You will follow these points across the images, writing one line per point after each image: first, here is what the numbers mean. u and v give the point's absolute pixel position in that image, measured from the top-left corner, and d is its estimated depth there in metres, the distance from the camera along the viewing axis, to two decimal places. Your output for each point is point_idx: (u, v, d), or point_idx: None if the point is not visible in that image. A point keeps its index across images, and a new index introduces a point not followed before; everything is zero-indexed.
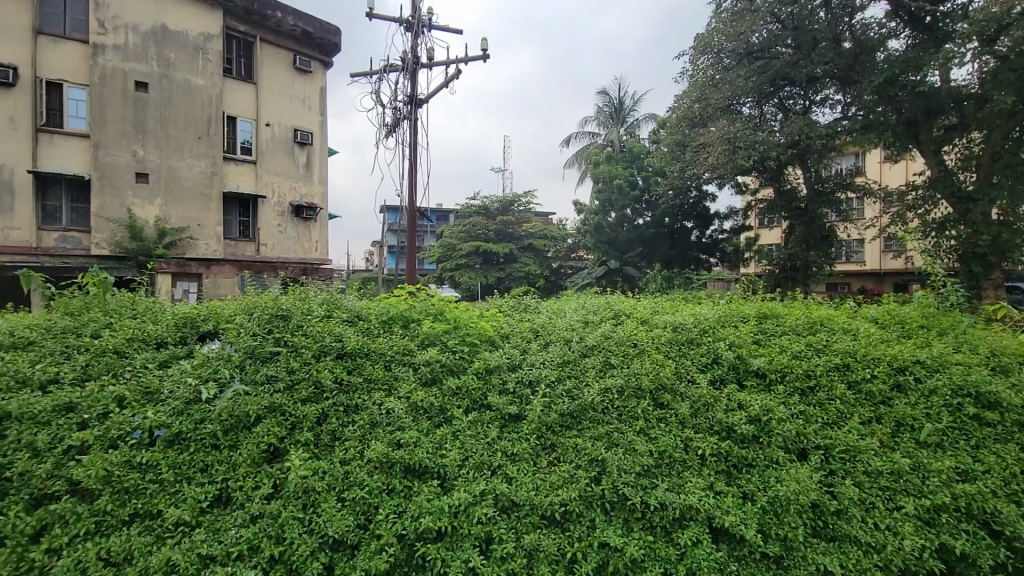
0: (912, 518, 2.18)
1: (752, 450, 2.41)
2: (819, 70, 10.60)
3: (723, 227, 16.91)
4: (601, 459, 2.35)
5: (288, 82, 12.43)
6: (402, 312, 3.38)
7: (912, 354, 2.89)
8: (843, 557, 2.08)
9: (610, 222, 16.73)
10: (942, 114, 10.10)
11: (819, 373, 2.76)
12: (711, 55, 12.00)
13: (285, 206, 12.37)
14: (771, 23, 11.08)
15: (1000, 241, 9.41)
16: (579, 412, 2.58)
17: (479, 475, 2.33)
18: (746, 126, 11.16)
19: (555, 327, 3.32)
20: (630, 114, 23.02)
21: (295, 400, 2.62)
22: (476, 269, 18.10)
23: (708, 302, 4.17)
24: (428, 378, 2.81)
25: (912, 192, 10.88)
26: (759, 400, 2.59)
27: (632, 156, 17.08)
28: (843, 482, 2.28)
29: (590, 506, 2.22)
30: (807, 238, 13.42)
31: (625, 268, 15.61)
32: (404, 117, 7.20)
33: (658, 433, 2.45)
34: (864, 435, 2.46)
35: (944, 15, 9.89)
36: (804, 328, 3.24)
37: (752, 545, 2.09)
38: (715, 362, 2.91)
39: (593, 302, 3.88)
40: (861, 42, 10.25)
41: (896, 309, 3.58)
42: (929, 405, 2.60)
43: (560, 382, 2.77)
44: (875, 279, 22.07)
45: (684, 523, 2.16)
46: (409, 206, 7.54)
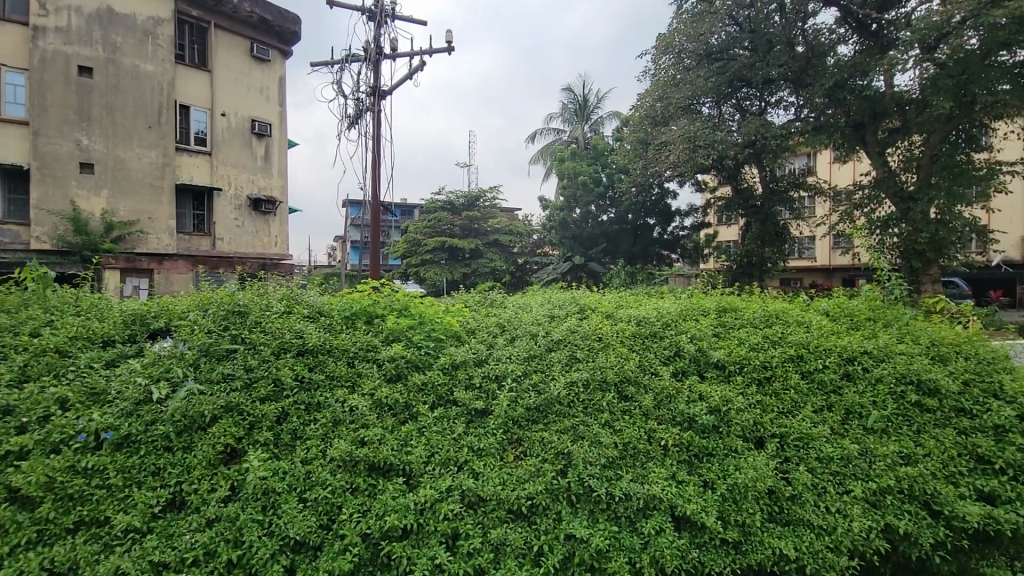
0: (860, 500, 2.29)
1: (712, 439, 2.47)
2: (774, 72, 11.02)
3: (683, 224, 17.35)
4: (567, 452, 2.36)
5: (244, 70, 11.94)
6: (365, 308, 3.29)
7: (860, 345, 3.03)
8: (797, 540, 2.17)
9: (575, 218, 16.93)
10: (887, 118, 10.68)
11: (775, 365, 2.86)
12: (672, 55, 12.15)
13: (242, 199, 11.92)
14: (729, 25, 11.39)
15: (938, 238, 10.05)
16: (546, 406, 2.58)
17: (446, 471, 2.31)
18: (705, 126, 11.47)
19: (521, 322, 3.31)
20: (595, 111, 23.29)
21: (252, 399, 2.53)
22: (441, 265, 17.95)
23: (670, 296, 4.25)
24: (392, 375, 2.76)
25: (859, 192, 11.44)
26: (719, 391, 2.67)
27: (596, 153, 17.30)
28: (797, 468, 2.37)
29: (556, 499, 2.23)
30: (762, 235, 13.94)
31: (589, 264, 15.84)
32: (366, 109, 7.02)
33: (624, 425, 2.48)
34: (816, 423, 2.57)
35: (889, 23, 10.41)
36: (760, 320, 3.36)
37: (713, 532, 2.16)
38: (677, 354, 2.98)
39: (558, 297, 3.90)
40: (813, 47, 10.79)
41: (846, 303, 3.74)
42: (876, 393, 2.72)
43: (526, 377, 2.77)
44: (825, 275, 23.18)
45: (648, 512, 2.20)
46: (373, 201, 7.36)
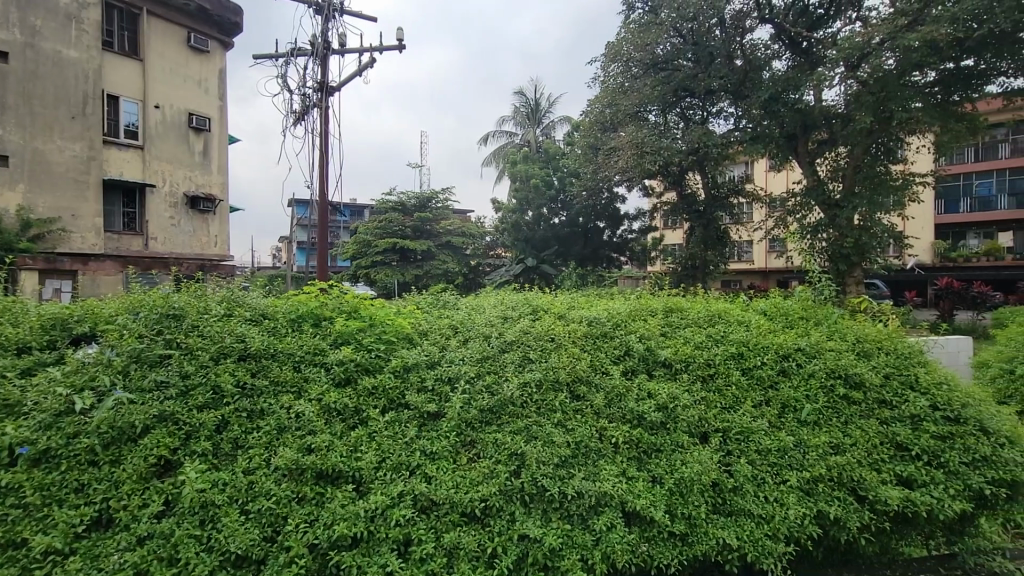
0: (796, 489, 2.43)
1: (660, 436, 2.54)
2: (715, 83, 11.60)
3: (632, 227, 17.89)
4: (520, 453, 2.36)
5: (180, 61, 11.29)
6: (312, 310, 3.18)
7: (795, 342, 3.19)
8: (738, 530, 2.28)
9: (528, 220, 17.10)
10: (816, 130, 11.45)
11: (718, 363, 2.98)
12: (621, 63, 12.37)
13: (178, 196, 11.26)
14: (674, 37, 11.75)
15: (861, 243, 10.84)
16: (499, 407, 2.57)
17: (398, 476, 2.26)
18: (652, 133, 11.88)
19: (475, 323, 3.29)
20: (546, 115, 23.66)
21: (189, 408, 2.39)
22: (392, 267, 17.61)
23: (620, 297, 4.35)
24: (341, 379, 2.68)
25: (792, 199, 12.18)
26: (667, 389, 2.74)
27: (547, 156, 17.59)
28: (738, 461, 2.48)
29: (510, 500, 2.24)
30: (705, 239, 14.57)
31: (542, 266, 16.04)
32: (313, 105, 6.80)
33: (575, 424, 2.51)
34: (756, 417, 2.70)
35: (817, 42, 11.19)
36: (704, 320, 3.49)
37: (660, 525, 2.23)
38: (627, 353, 3.04)
39: (511, 298, 3.91)
40: (750, 61, 11.41)
41: (781, 303, 3.96)
42: (808, 388, 2.89)
43: (479, 378, 2.74)
44: (762, 277, 24.56)
45: (599, 509, 2.24)
46: (320, 200, 7.12)
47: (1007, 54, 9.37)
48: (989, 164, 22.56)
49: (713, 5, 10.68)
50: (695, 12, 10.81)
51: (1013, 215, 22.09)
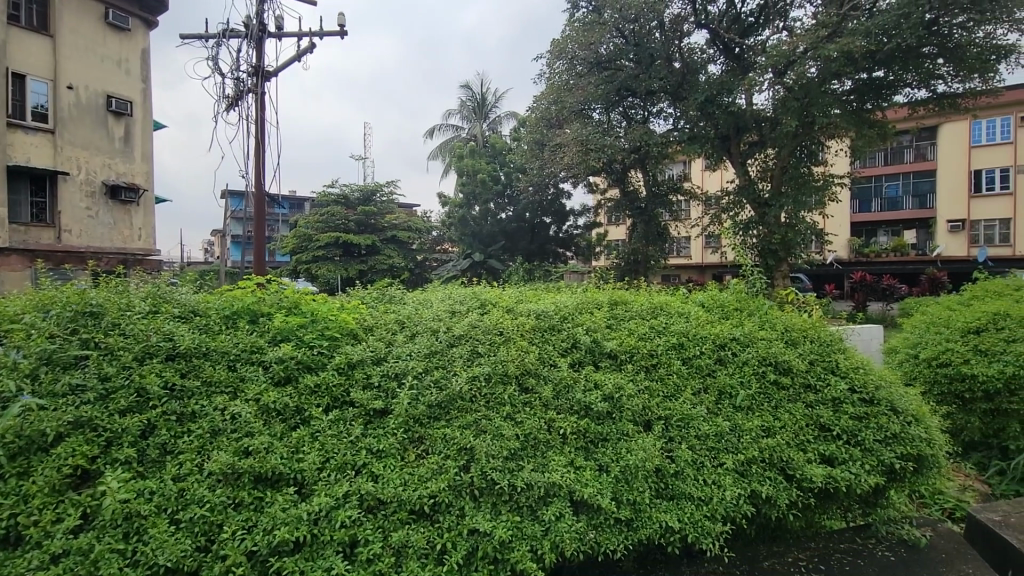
0: (731, 471, 2.56)
1: (607, 425, 2.59)
2: (655, 84, 12.03)
3: (577, 223, 18.27)
4: (469, 447, 2.34)
5: (97, 39, 10.42)
6: (248, 306, 3.01)
7: (730, 332, 3.32)
8: (680, 512, 2.39)
9: (474, 215, 17.06)
10: (747, 132, 12.12)
11: (660, 353, 3.06)
12: (565, 61, 12.56)
13: (95, 185, 10.40)
14: (616, 37, 12.05)
15: (787, 239, 11.56)
16: (447, 402, 2.51)
17: (343, 476, 2.19)
18: (596, 131, 12.21)
19: (422, 317, 3.19)
20: (492, 110, 23.71)
21: (110, 412, 2.21)
22: (335, 262, 17.04)
23: (566, 291, 4.41)
24: (281, 378, 2.56)
25: (726, 197, 12.82)
26: (612, 379, 2.79)
27: (494, 151, 17.66)
28: (679, 446, 2.58)
29: (459, 495, 2.22)
30: (646, 235, 15.10)
31: (489, 261, 16.08)
32: (248, 90, 6.43)
33: (524, 416, 2.51)
34: (696, 404, 2.80)
35: (749, 49, 11.82)
36: (647, 311, 3.57)
37: (607, 512, 2.29)
38: (574, 346, 3.06)
39: (459, 292, 3.84)
40: (688, 64, 11.94)
41: (718, 295, 4.14)
42: (742, 374, 3.03)
43: (427, 373, 2.66)
44: (699, 272, 25.79)
45: (548, 500, 2.27)
46: (256, 191, 6.75)
47: (912, 66, 10.24)
48: (896, 168, 24.68)
49: (654, 9, 11.02)
50: (636, 13, 11.10)
51: (916, 215, 24.30)
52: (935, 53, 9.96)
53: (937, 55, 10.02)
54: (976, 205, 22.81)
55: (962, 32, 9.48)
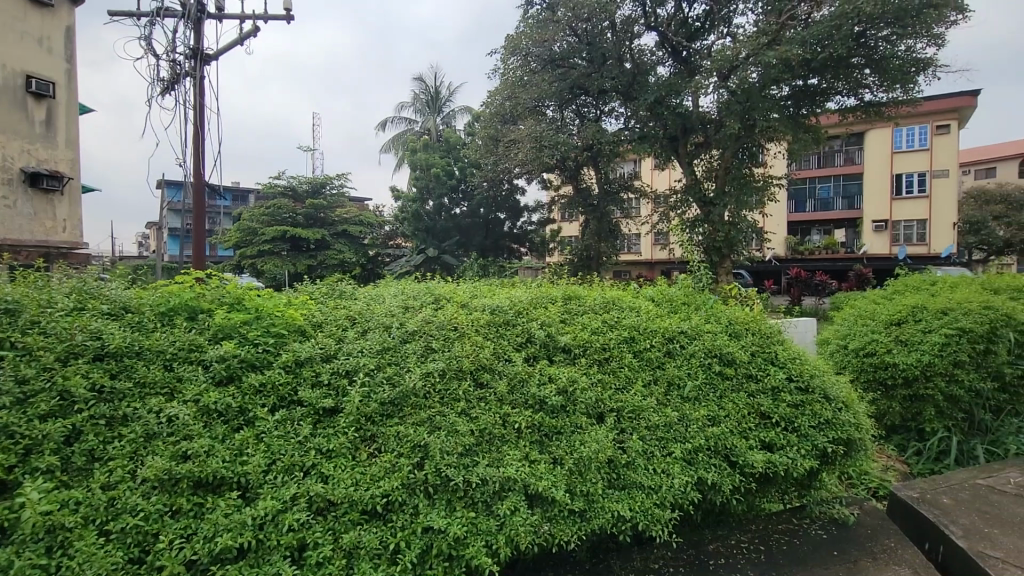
0: (680, 460, 2.64)
1: (561, 418, 2.60)
2: (607, 83, 12.26)
3: (531, 219, 18.47)
4: (424, 444, 2.30)
5: (17, 13, 9.56)
6: (187, 302, 2.84)
7: (678, 325, 3.42)
8: (631, 501, 2.45)
9: (428, 210, 16.90)
10: (694, 133, 12.59)
11: (612, 347, 3.10)
12: (519, 57, 12.67)
13: (12, 172, 9.53)
14: (569, 36, 12.18)
15: (730, 237, 12.12)
16: (401, 399, 2.46)
17: (290, 478, 2.12)
18: (550, 128, 12.42)
19: (374, 313, 3.10)
20: (446, 104, 23.55)
21: (28, 418, 2.03)
22: (282, 257, 16.42)
23: (521, 286, 4.45)
24: (222, 377, 2.43)
25: (675, 196, 13.27)
26: (566, 372, 2.81)
27: (448, 146, 17.60)
28: (631, 437, 2.64)
29: (413, 493, 2.18)
30: (599, 231, 15.45)
31: (443, 256, 15.87)
32: (186, 74, 6.05)
33: (479, 411, 2.48)
34: (646, 396, 2.86)
35: (695, 52, 12.23)
36: (600, 306, 3.61)
37: (561, 504, 2.31)
38: (529, 340, 3.04)
39: (414, 288, 3.76)
40: (638, 65, 12.21)
41: (667, 290, 4.27)
42: (690, 366, 3.12)
43: (379, 370, 2.59)
44: (649, 268, 26.70)
45: (503, 494, 2.27)
46: (195, 181, 6.38)
47: (842, 75, 10.87)
48: (827, 171, 26.34)
49: (605, 9, 11.20)
50: (589, 13, 11.25)
51: (844, 215, 26.12)
52: (863, 63, 10.61)
53: (864, 66, 10.67)
54: (898, 206, 24.53)
55: (886, 44, 10.15)
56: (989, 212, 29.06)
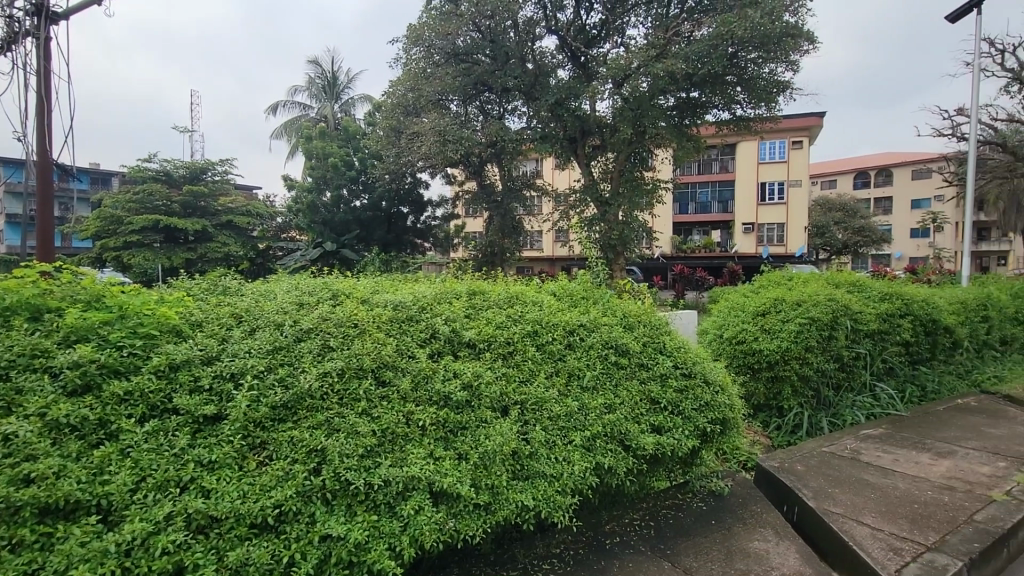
0: (580, 447, 2.76)
1: (466, 414, 2.58)
2: (509, 82, 12.49)
3: (435, 214, 18.36)
4: (321, 449, 2.18)
5: None
6: (28, 300, 2.42)
7: (577, 319, 3.54)
8: (534, 491, 2.51)
9: (325, 202, 16.02)
10: (591, 135, 13.25)
11: (516, 340, 3.12)
12: (422, 48, 12.59)
13: None
14: (472, 31, 12.22)
15: (624, 237, 12.89)
16: (294, 402, 2.29)
17: (164, 496, 1.90)
18: (454, 123, 12.35)
19: (263, 310, 2.83)
20: (344, 91, 22.59)
21: None
22: (154, 250, 14.64)
23: (424, 282, 4.36)
24: (77, 388, 2.10)
25: (574, 195, 13.85)
26: (470, 367, 2.78)
27: (347, 135, 16.96)
28: (534, 429, 2.70)
29: (308, 501, 2.06)
30: (502, 228, 15.74)
31: (342, 250, 15.13)
32: (26, 33, 5.15)
33: (381, 411, 2.38)
34: (548, 387, 2.94)
35: (593, 59, 12.90)
36: (504, 301, 3.58)
37: (466, 499, 2.31)
38: (433, 336, 2.95)
39: (308, 283, 3.51)
40: (540, 66, 12.53)
41: (567, 284, 4.42)
42: (589, 357, 3.26)
43: (270, 372, 2.40)
44: (550, 264, 27.79)
45: (407, 494, 2.22)
46: (39, 160, 5.45)
47: (719, 91, 11.96)
48: (706, 177, 29.03)
49: (509, 8, 11.36)
50: (492, 10, 11.35)
51: (720, 218, 28.88)
52: (735, 82, 11.76)
53: (736, 84, 11.84)
54: (763, 211, 27.84)
55: (754, 66, 11.32)
56: (832, 218, 33.93)
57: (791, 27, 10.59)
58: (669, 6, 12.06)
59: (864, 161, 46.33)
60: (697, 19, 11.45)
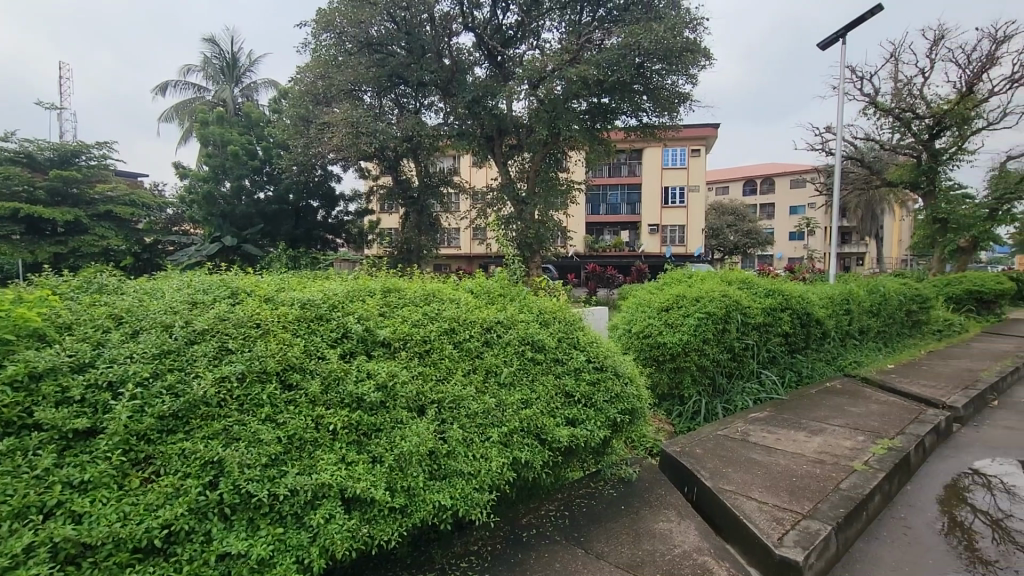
0: (497, 443, 2.77)
1: (380, 416, 2.49)
2: (425, 77, 12.33)
3: (347, 209, 17.77)
4: (217, 460, 2.00)
5: None
6: None
7: (495, 316, 3.55)
8: (451, 490, 2.48)
9: (223, 192, 14.77)
10: (507, 135, 13.44)
11: (433, 338, 3.05)
12: (333, 34, 12.07)
13: None
14: (387, 21, 11.91)
15: (539, 236, 13.19)
16: (187, 411, 2.08)
17: (22, 526, 1.66)
18: (367, 115, 11.94)
19: (148, 310, 2.54)
20: (246, 74, 21.11)
21: None
22: (12, 242, 12.68)
23: (334, 279, 4.15)
24: None
25: (491, 193, 13.97)
26: (386, 367, 2.68)
27: (250, 121, 16.04)
28: (451, 427, 2.66)
29: (203, 518, 1.90)
30: (419, 224, 15.55)
31: (245, 245, 14.03)
32: None
33: (287, 416, 2.24)
34: (466, 385, 2.91)
35: (509, 59, 13.05)
36: (420, 299, 3.50)
37: (381, 504, 2.23)
38: (344, 336, 2.81)
39: (202, 280, 3.21)
40: (456, 62, 12.46)
41: (484, 282, 4.42)
42: (506, 354, 3.28)
43: (157, 379, 2.15)
44: (467, 262, 27.86)
45: (316, 503, 2.11)
46: None
47: (627, 98, 12.57)
48: (616, 180, 30.53)
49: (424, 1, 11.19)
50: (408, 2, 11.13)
51: (628, 220, 30.51)
52: (641, 90, 12.43)
53: (643, 93, 12.52)
54: (666, 213, 29.77)
55: (658, 77, 12.03)
56: (725, 222, 37.13)
57: (691, 43, 11.36)
58: (581, 14, 12.60)
59: (752, 170, 51.18)
60: (607, 28, 11.92)
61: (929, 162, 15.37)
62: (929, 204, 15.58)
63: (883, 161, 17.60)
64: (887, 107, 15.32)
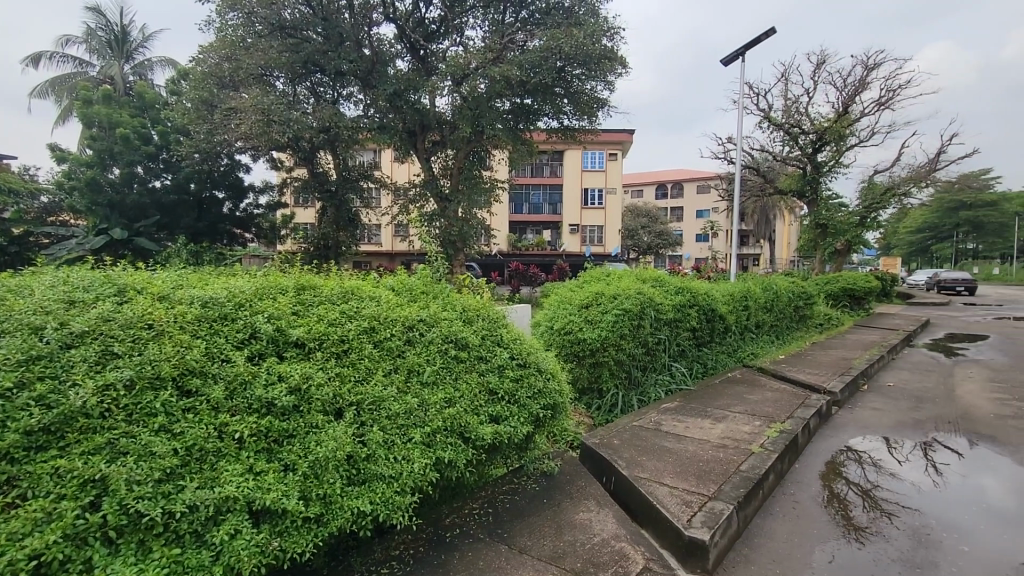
0: (419, 444, 2.70)
1: (293, 421, 2.34)
2: (343, 66, 11.83)
3: (257, 202, 16.79)
4: (100, 478, 1.79)
5: None
6: None
7: (417, 314, 3.45)
8: (371, 494, 2.40)
9: (111, 179, 13.17)
10: (430, 131, 13.26)
11: (351, 338, 2.92)
12: (240, 13, 11.38)
13: None
14: (301, 4, 11.30)
15: (463, 233, 13.13)
16: (62, 426, 1.84)
17: None
18: (280, 102, 11.22)
19: (10, 310, 2.20)
20: (138, 50, 19.12)
21: None
22: None
23: (241, 276, 3.86)
24: None
25: (413, 189, 13.71)
26: (299, 369, 2.52)
27: (143, 103, 14.59)
28: (371, 429, 2.56)
29: (82, 545, 1.69)
30: (336, 219, 14.95)
31: (137, 239, 12.69)
32: None
33: (185, 426, 2.05)
34: (387, 385, 2.82)
35: (431, 54, 12.88)
36: (338, 296, 3.34)
37: (293, 514, 2.11)
38: (252, 336, 2.61)
39: (83, 276, 2.86)
40: (377, 53, 12.04)
41: (406, 279, 4.31)
42: (429, 353, 3.21)
43: (23, 389, 1.87)
44: (389, 259, 27.20)
45: (218, 519, 1.95)
46: None
47: (549, 100, 12.85)
48: (539, 180, 31.18)
49: None
50: None
51: (550, 219, 31.28)
52: (563, 94, 12.73)
53: (564, 96, 12.84)
54: (585, 213, 30.88)
55: (578, 81, 12.37)
56: (639, 223, 39.20)
57: (608, 51, 11.80)
58: (504, 14, 12.65)
59: (664, 175, 54.45)
60: (529, 30, 12.07)
61: (812, 173, 17.08)
62: (813, 211, 17.40)
63: (776, 171, 19.38)
64: (779, 122, 16.84)
